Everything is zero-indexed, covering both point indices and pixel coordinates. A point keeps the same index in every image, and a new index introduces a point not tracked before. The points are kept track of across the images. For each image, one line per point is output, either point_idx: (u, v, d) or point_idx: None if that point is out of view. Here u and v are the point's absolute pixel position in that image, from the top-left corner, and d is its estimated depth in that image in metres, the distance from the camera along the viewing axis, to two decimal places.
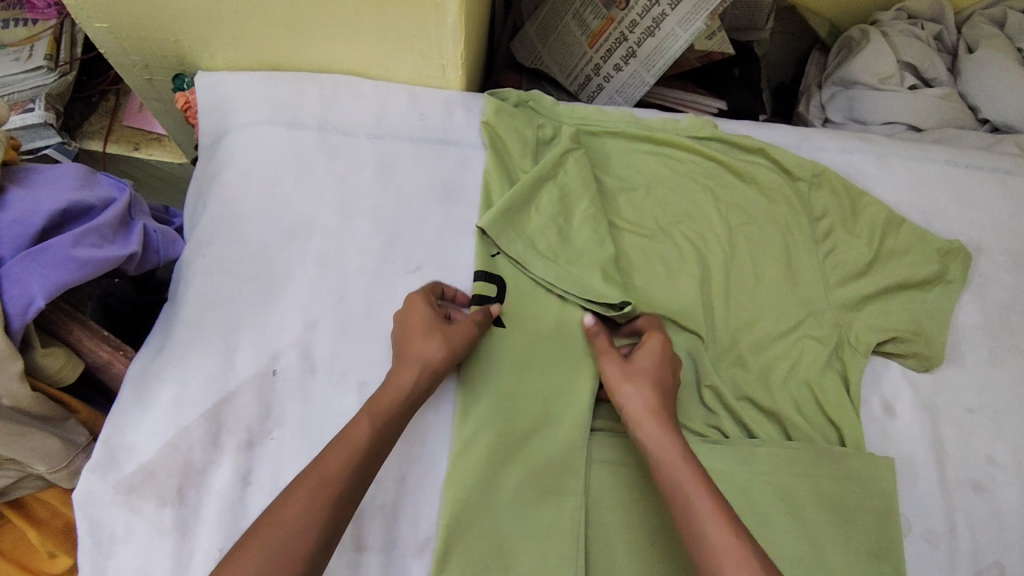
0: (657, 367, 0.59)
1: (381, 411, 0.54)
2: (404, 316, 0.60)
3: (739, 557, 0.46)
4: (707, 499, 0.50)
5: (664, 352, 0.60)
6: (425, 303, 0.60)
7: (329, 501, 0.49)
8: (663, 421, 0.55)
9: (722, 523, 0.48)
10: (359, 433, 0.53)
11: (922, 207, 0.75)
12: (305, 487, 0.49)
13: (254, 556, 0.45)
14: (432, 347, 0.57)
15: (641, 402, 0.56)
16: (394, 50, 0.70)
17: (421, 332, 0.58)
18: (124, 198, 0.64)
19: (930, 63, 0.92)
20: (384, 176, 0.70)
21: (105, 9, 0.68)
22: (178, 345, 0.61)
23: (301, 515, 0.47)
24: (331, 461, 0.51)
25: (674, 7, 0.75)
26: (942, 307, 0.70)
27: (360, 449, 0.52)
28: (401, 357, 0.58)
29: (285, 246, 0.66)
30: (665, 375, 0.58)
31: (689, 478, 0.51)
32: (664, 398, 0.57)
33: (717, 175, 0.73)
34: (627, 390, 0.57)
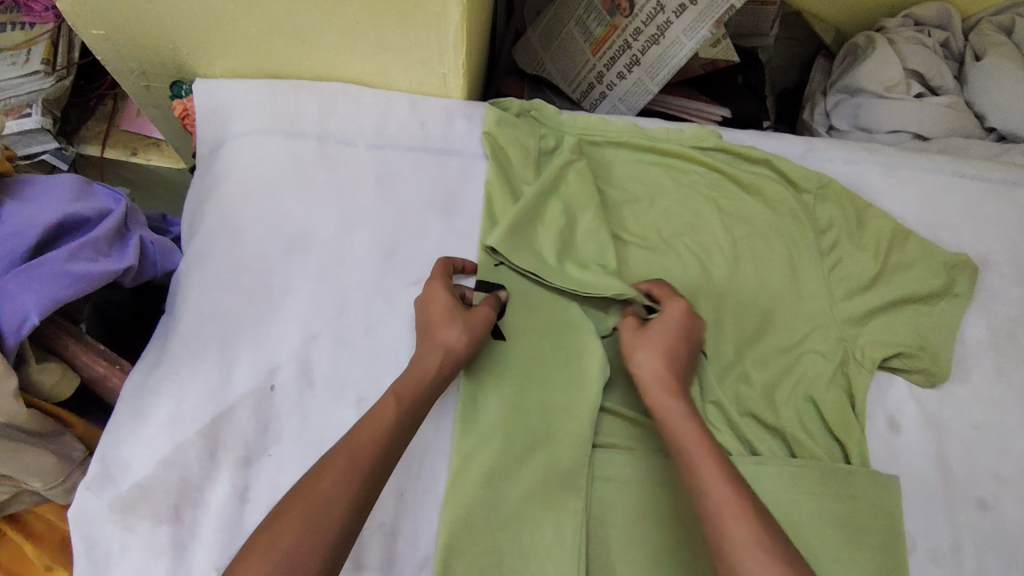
0: (672, 332, 0.58)
1: (405, 390, 0.54)
2: (425, 302, 0.60)
3: (742, 516, 0.47)
4: (712, 462, 0.50)
5: (683, 318, 0.59)
6: (444, 289, 0.60)
7: (362, 474, 0.48)
8: (675, 386, 0.55)
9: (725, 486, 0.49)
10: (386, 410, 0.52)
11: (929, 220, 0.74)
12: (341, 459, 0.49)
13: (294, 524, 0.45)
14: (454, 331, 0.57)
15: (654, 367, 0.56)
16: (394, 59, 0.69)
17: (443, 317, 0.58)
18: (121, 208, 0.63)
19: (936, 71, 0.91)
20: (385, 186, 0.69)
21: (102, 16, 0.67)
22: (175, 358, 0.60)
23: (336, 486, 0.47)
24: (362, 436, 0.50)
25: (678, 16, 0.74)
26: (948, 321, 0.69)
27: (388, 428, 0.51)
28: (424, 342, 0.57)
29: (283, 258, 0.65)
30: (680, 341, 0.58)
31: (697, 442, 0.51)
32: (676, 362, 0.57)
33: (720, 186, 0.72)
34: (640, 356, 0.57)
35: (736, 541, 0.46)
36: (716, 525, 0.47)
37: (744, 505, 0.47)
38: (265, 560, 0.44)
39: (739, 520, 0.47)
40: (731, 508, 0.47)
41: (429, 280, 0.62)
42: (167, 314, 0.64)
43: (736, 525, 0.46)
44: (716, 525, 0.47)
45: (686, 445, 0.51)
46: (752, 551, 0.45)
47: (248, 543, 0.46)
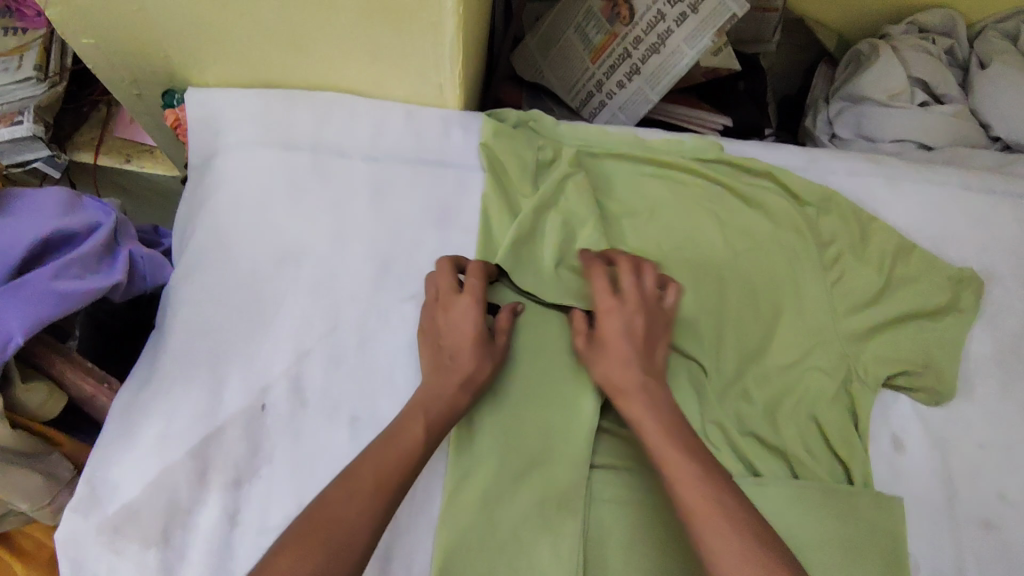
0: (615, 337, 0.58)
1: (430, 415, 0.55)
2: (456, 319, 0.59)
3: (710, 515, 0.47)
4: (683, 464, 0.50)
5: (619, 318, 0.58)
6: (478, 310, 0.59)
7: (385, 504, 0.50)
8: (633, 392, 0.55)
9: (694, 487, 0.49)
10: (412, 439, 0.53)
11: (933, 233, 0.72)
12: (366, 487, 0.49)
13: (319, 545, 0.46)
14: (485, 367, 0.57)
15: (613, 377, 0.56)
16: (390, 68, 0.67)
17: (475, 346, 0.58)
18: (110, 222, 0.61)
19: (941, 79, 0.89)
20: (380, 199, 0.67)
21: (92, 24, 0.66)
22: (167, 377, 0.59)
23: (359, 518, 0.48)
24: (386, 462, 0.51)
25: (679, 24, 0.74)
26: (953, 337, 0.68)
27: (412, 455, 0.52)
28: (451, 365, 0.57)
29: (276, 273, 0.64)
30: (622, 342, 0.57)
31: (670, 450, 0.51)
32: (629, 366, 0.56)
33: (722, 199, 0.71)
34: (598, 372, 0.58)
35: (713, 546, 0.46)
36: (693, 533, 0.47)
37: (717, 510, 0.47)
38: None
39: (717, 527, 0.46)
40: (705, 515, 0.47)
41: (461, 291, 0.60)
42: (159, 330, 0.62)
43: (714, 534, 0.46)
44: (695, 533, 0.47)
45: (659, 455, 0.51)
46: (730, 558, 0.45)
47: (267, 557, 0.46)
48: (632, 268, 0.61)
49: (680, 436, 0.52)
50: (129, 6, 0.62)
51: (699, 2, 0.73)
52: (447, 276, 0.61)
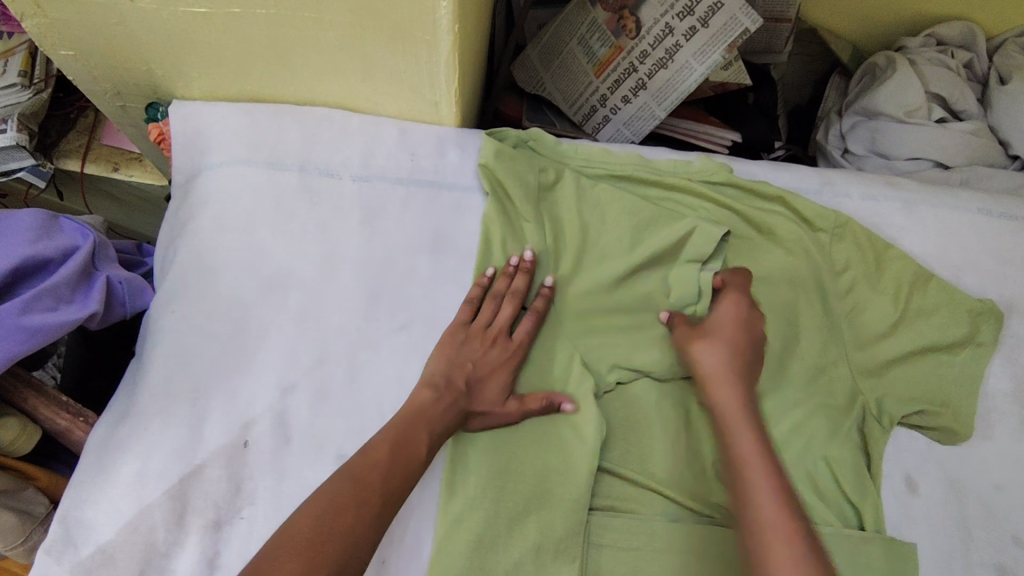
0: (730, 327, 0.59)
1: (436, 435, 0.54)
2: (490, 360, 0.59)
3: (781, 524, 0.45)
4: (762, 469, 0.49)
5: (743, 316, 0.59)
6: (511, 373, 0.59)
7: (388, 513, 0.50)
8: (735, 386, 0.55)
9: (771, 494, 0.47)
10: (417, 452, 0.53)
11: (952, 262, 0.69)
12: (373, 497, 0.49)
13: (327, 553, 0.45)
14: (483, 424, 0.57)
15: (714, 364, 0.57)
16: (382, 83, 0.64)
17: (492, 395, 0.57)
18: (88, 246, 0.59)
19: (960, 95, 0.86)
20: (372, 222, 0.64)
21: (70, 37, 0.63)
22: (142, 410, 0.56)
23: (368, 529, 0.48)
24: (393, 471, 0.51)
25: (688, 38, 0.71)
26: (971, 372, 0.65)
27: (416, 468, 0.52)
28: (465, 393, 0.56)
29: (261, 302, 0.61)
30: (739, 334, 0.58)
31: (749, 448, 0.51)
32: (736, 358, 0.57)
33: (732, 224, 0.67)
34: (703, 352, 0.57)
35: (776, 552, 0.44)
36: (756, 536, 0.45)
37: (786, 517, 0.45)
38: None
39: (784, 538, 0.44)
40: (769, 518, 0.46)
41: (507, 342, 0.60)
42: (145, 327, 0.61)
43: (775, 536, 0.44)
44: (754, 529, 0.46)
45: (741, 457, 0.50)
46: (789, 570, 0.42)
47: (266, 550, 0.46)
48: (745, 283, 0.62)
49: (764, 438, 0.52)
50: (108, 19, 0.60)
51: (709, 16, 0.69)
52: (505, 306, 0.61)
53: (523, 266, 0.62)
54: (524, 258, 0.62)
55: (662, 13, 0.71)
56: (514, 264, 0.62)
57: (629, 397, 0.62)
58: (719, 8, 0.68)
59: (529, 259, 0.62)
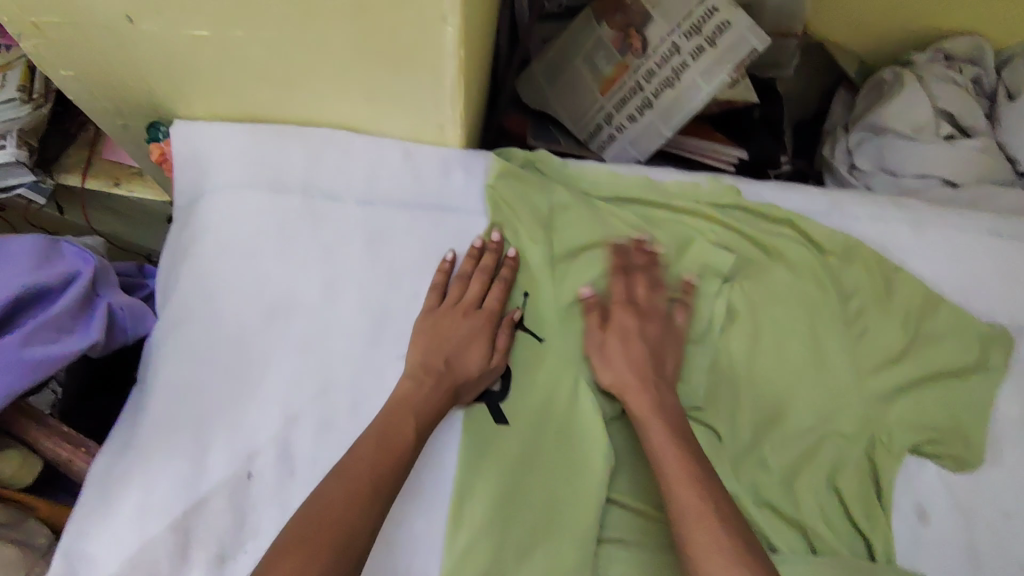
0: (624, 341, 0.60)
1: (423, 416, 0.55)
2: (465, 331, 0.59)
3: (701, 514, 0.48)
4: (679, 463, 0.52)
5: (632, 322, 0.61)
6: (488, 338, 0.60)
7: (380, 504, 0.49)
8: (642, 391, 0.57)
9: (689, 487, 0.50)
10: (405, 438, 0.53)
11: (961, 285, 0.69)
12: (362, 490, 0.49)
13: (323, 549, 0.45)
14: (471, 392, 0.59)
15: (620, 371, 0.59)
16: (386, 105, 0.63)
17: (475, 364, 0.58)
18: (88, 272, 0.59)
19: (968, 111, 0.85)
20: (377, 245, 0.63)
21: (69, 57, 0.62)
22: (146, 442, 0.56)
23: (365, 518, 0.48)
24: (382, 461, 0.51)
25: (695, 57, 0.70)
26: (979, 398, 0.65)
27: (405, 455, 0.52)
28: (447, 372, 0.57)
29: (264, 328, 0.60)
30: (634, 345, 0.60)
31: (663, 441, 0.54)
32: (638, 369, 0.59)
33: (741, 248, 0.67)
34: (612, 362, 0.59)
35: (699, 541, 0.47)
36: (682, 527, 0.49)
37: (710, 509, 0.49)
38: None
39: (707, 528, 0.48)
40: (693, 511, 0.49)
41: (477, 312, 0.61)
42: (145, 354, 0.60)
43: (701, 528, 0.48)
44: (680, 523, 0.49)
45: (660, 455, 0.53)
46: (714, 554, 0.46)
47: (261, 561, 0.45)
48: (649, 283, 0.63)
49: (681, 430, 0.55)
50: (109, 40, 0.59)
51: (716, 35, 0.69)
52: (472, 283, 0.62)
53: (484, 245, 0.63)
54: (490, 241, 0.63)
55: (669, 32, 0.71)
56: (479, 245, 0.63)
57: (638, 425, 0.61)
58: (727, 28, 0.69)
59: (495, 240, 0.63)
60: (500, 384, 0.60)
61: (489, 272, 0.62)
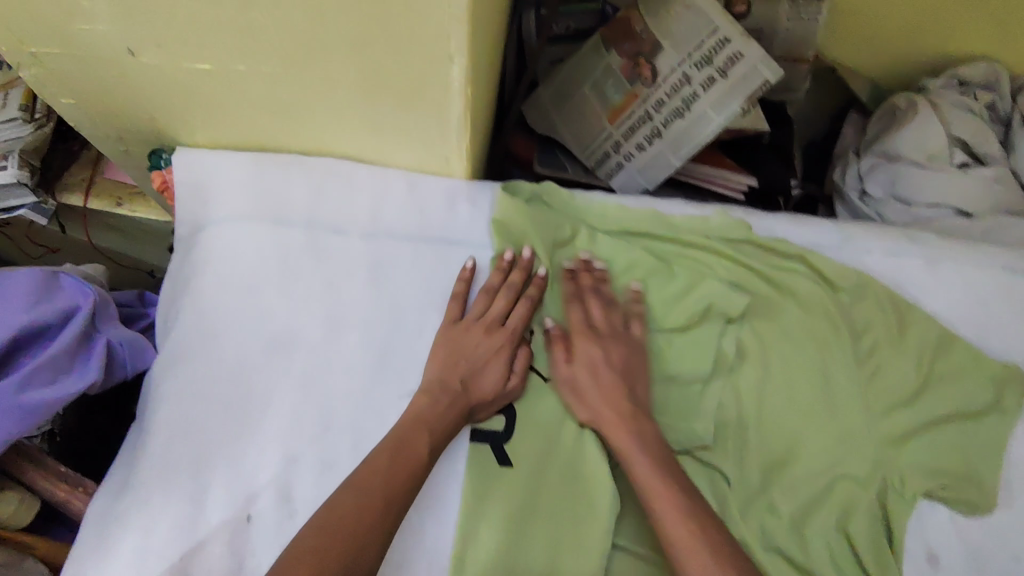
0: (595, 376, 0.59)
1: (436, 433, 0.55)
2: (484, 350, 0.59)
3: (698, 555, 0.49)
4: (672, 502, 0.52)
5: (598, 351, 0.60)
6: (506, 359, 0.59)
7: (393, 519, 0.49)
8: (623, 424, 0.57)
9: (686, 529, 0.50)
10: (418, 453, 0.53)
11: (976, 323, 0.67)
12: (375, 504, 0.49)
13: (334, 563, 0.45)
14: (484, 413, 0.59)
15: (598, 411, 0.58)
16: (391, 137, 0.62)
17: (491, 385, 0.58)
18: (87, 306, 0.58)
19: (983, 139, 0.83)
20: (381, 279, 0.62)
21: (70, 86, 0.61)
22: (145, 482, 0.55)
23: (373, 534, 0.48)
24: (395, 474, 0.51)
25: (706, 88, 0.69)
26: (993, 440, 0.63)
27: (418, 469, 0.52)
28: (462, 393, 0.57)
29: (265, 366, 0.59)
30: (604, 377, 0.59)
31: (651, 475, 0.53)
32: (614, 403, 0.58)
33: (750, 283, 0.66)
34: (589, 404, 0.58)
35: None
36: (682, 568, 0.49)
37: (708, 548, 0.49)
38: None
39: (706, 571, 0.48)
40: (692, 553, 0.49)
41: (499, 329, 0.60)
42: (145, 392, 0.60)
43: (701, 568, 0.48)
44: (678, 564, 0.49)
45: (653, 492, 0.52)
46: None
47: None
48: (607, 303, 0.63)
49: (671, 465, 0.55)
50: (110, 71, 0.58)
51: (728, 66, 0.68)
52: (497, 298, 0.61)
53: (512, 263, 0.62)
54: (521, 256, 0.63)
55: (679, 62, 0.70)
56: (508, 259, 0.62)
57: None
58: (740, 59, 0.68)
59: (527, 255, 0.62)
60: (503, 424, 0.59)
61: (515, 291, 0.61)
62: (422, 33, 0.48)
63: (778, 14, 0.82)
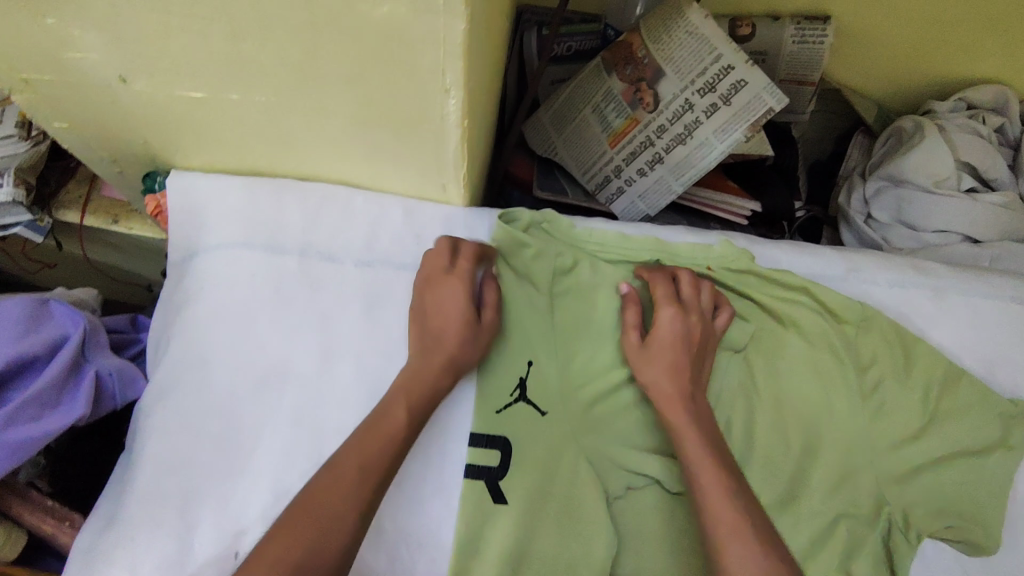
0: (670, 345, 0.58)
1: (412, 399, 0.53)
2: (444, 299, 0.58)
3: (738, 534, 0.47)
4: (717, 481, 0.50)
5: (681, 325, 0.58)
6: (467, 291, 0.57)
7: (369, 488, 0.48)
8: (682, 402, 0.56)
9: (729, 508, 0.48)
10: (395, 421, 0.51)
11: (984, 356, 0.65)
12: (351, 476, 0.48)
13: (303, 536, 0.44)
14: (467, 351, 0.56)
15: (662, 385, 0.57)
16: (387, 164, 0.61)
17: (459, 327, 0.56)
18: (76, 334, 0.59)
19: (992, 163, 0.82)
20: (376, 309, 0.61)
21: (63, 111, 0.60)
22: (131, 518, 0.54)
23: (344, 504, 0.46)
24: (370, 446, 0.50)
25: (708, 115, 0.68)
26: (1002, 480, 0.61)
27: (396, 440, 0.51)
28: (433, 348, 0.56)
29: (256, 398, 0.58)
30: (679, 351, 0.58)
31: (702, 456, 0.52)
32: (679, 378, 0.57)
33: (751, 314, 0.64)
34: (652, 375, 0.57)
35: (734, 563, 0.46)
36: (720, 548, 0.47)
37: (746, 526, 0.47)
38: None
39: (746, 551, 0.46)
40: (732, 531, 0.47)
41: (450, 272, 0.59)
42: (134, 426, 0.59)
43: (739, 547, 0.46)
44: (718, 545, 0.47)
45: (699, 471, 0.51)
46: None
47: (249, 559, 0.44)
48: (693, 281, 0.62)
49: (714, 444, 0.53)
50: (102, 97, 0.57)
51: (731, 94, 0.67)
52: (435, 253, 0.60)
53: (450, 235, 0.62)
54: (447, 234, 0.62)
55: (681, 89, 0.69)
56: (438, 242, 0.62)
57: (644, 505, 0.58)
58: (744, 87, 0.66)
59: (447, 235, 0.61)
60: (498, 461, 0.57)
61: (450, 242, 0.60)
62: (417, 67, 0.47)
63: (784, 36, 0.81)
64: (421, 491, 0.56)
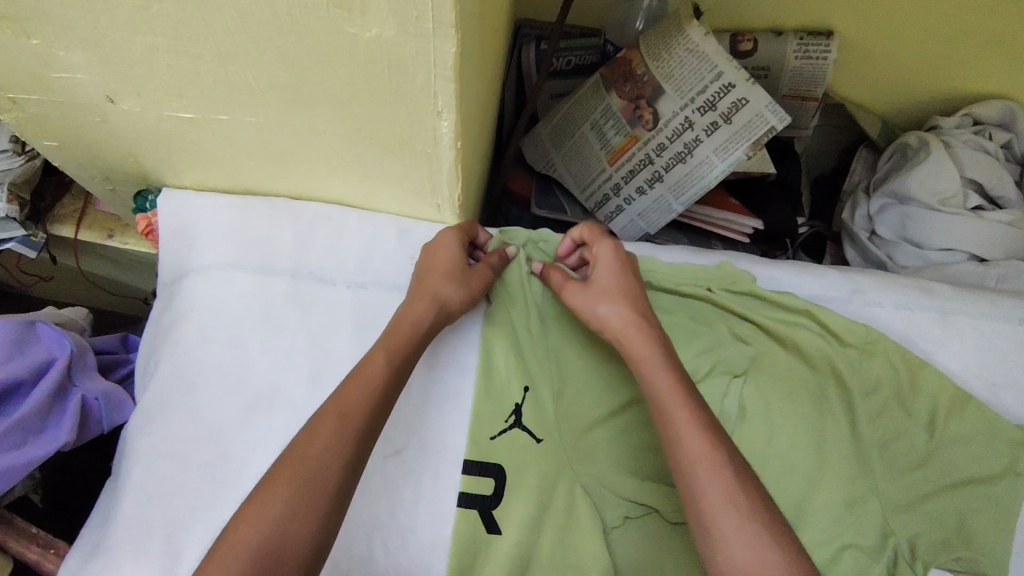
0: (613, 271, 0.58)
1: (392, 346, 0.51)
2: (435, 241, 0.58)
3: (713, 464, 0.44)
4: (686, 412, 0.48)
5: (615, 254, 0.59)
6: (459, 235, 0.58)
7: (354, 437, 0.45)
8: (638, 325, 0.54)
9: (702, 439, 0.46)
10: (374, 368, 0.49)
11: (991, 382, 0.64)
12: (329, 418, 0.46)
13: (284, 485, 0.42)
14: (452, 287, 0.56)
15: (612, 311, 0.55)
16: (381, 184, 0.60)
17: (448, 261, 0.56)
18: (62, 358, 0.60)
19: (998, 180, 0.80)
20: (367, 331, 0.60)
21: (52, 130, 0.59)
22: (116, 545, 0.53)
23: (328, 449, 0.44)
24: (348, 395, 0.47)
25: (708, 134, 0.68)
26: (1013, 510, 0.59)
27: (378, 387, 0.48)
28: (420, 281, 0.56)
29: (245, 423, 0.57)
30: (625, 275, 0.58)
31: (670, 387, 0.49)
32: (631, 300, 0.56)
33: (751, 337, 0.63)
34: (604, 306, 0.56)
35: (710, 494, 0.43)
36: (695, 482, 0.44)
37: (724, 459, 0.45)
38: (251, 528, 0.40)
39: (721, 478, 0.44)
40: (707, 465, 0.45)
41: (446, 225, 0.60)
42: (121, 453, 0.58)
43: (711, 474, 0.44)
44: (691, 477, 0.45)
45: (667, 402, 0.49)
46: (732, 508, 0.42)
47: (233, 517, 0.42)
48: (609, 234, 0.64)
49: (680, 374, 0.51)
50: (90, 116, 0.56)
51: (732, 112, 0.66)
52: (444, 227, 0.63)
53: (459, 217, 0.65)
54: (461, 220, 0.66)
55: (681, 106, 0.68)
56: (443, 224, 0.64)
57: (641, 536, 0.57)
58: (745, 105, 0.65)
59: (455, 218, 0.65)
60: (491, 490, 0.55)
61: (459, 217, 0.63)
62: (407, 86, 0.45)
63: (786, 52, 0.80)
64: (411, 520, 0.54)
